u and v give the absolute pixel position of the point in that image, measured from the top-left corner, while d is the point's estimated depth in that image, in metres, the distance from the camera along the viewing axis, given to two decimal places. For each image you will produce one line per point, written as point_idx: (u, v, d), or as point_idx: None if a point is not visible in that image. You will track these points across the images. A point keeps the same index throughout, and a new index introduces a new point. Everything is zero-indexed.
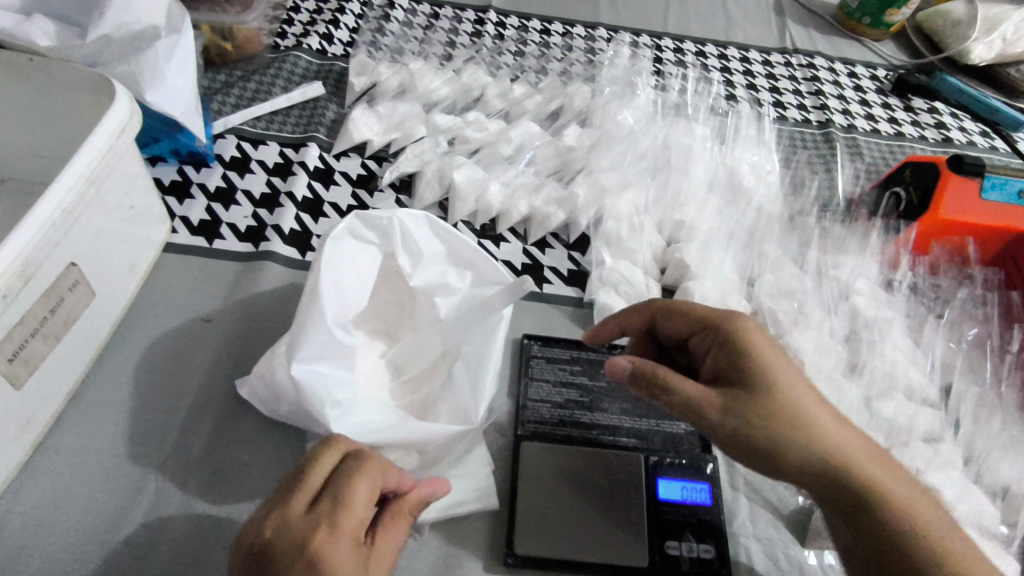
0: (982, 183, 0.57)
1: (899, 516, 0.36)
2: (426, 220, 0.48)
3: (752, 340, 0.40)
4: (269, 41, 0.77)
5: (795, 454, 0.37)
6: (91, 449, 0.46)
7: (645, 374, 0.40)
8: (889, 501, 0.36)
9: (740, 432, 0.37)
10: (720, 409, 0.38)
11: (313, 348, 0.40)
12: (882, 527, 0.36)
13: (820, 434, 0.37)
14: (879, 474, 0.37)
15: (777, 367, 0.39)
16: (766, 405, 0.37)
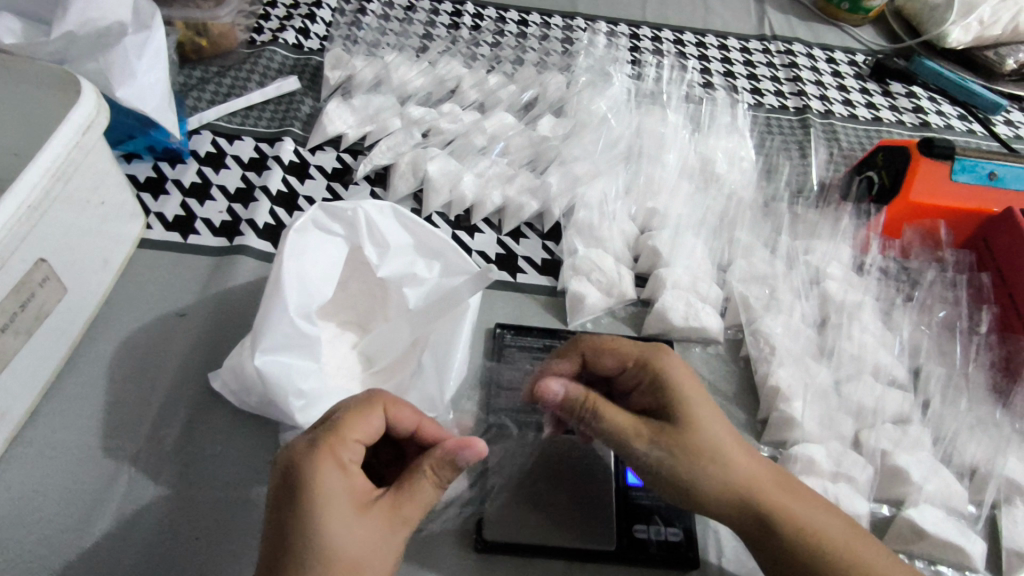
0: (952, 166, 0.58)
1: (814, 540, 0.38)
2: (392, 212, 0.48)
3: (676, 378, 0.41)
4: (245, 36, 0.77)
5: (717, 486, 0.38)
6: (64, 443, 0.47)
7: (577, 401, 0.41)
8: (805, 528, 0.38)
9: (664, 466, 0.38)
10: (648, 441, 0.39)
11: (276, 339, 0.40)
12: (797, 552, 0.38)
13: (740, 466, 0.39)
14: (794, 501, 0.39)
15: (698, 405, 0.40)
16: (692, 439, 0.38)
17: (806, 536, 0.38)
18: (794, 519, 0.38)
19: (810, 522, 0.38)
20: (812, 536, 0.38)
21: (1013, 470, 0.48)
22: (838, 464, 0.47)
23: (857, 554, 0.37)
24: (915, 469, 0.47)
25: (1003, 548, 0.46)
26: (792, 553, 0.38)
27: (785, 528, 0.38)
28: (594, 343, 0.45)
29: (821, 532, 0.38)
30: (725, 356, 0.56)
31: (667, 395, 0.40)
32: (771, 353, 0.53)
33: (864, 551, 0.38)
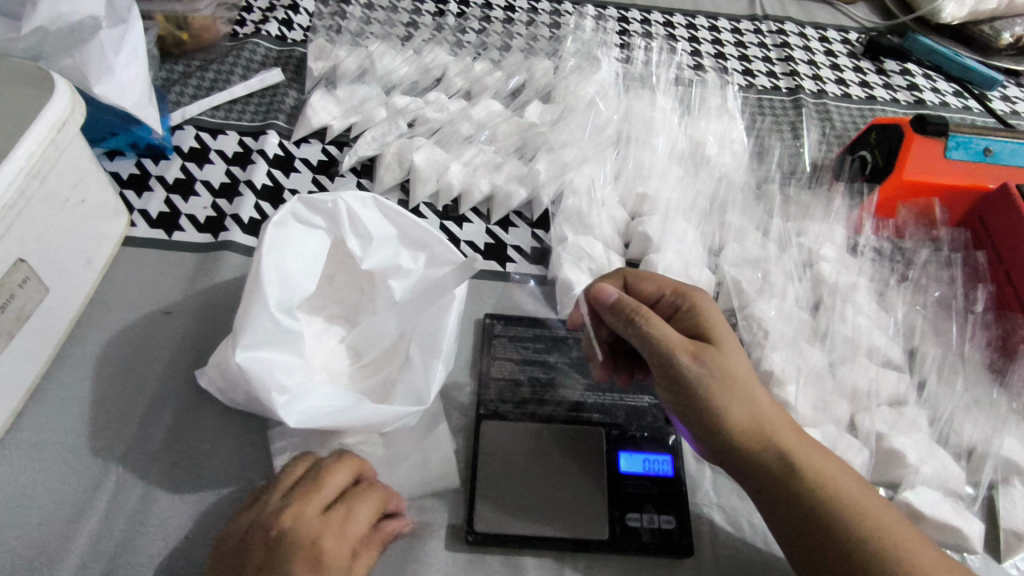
0: (946, 143, 0.57)
1: (834, 487, 0.37)
2: (373, 202, 0.47)
3: (716, 315, 0.42)
4: (227, 29, 0.76)
5: (747, 416, 0.38)
6: (49, 445, 0.46)
7: (628, 309, 0.41)
8: (825, 474, 0.38)
9: (704, 381, 0.39)
10: (692, 356, 0.39)
11: (257, 335, 0.40)
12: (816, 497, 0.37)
13: (769, 402, 0.39)
14: (814, 449, 0.39)
15: (733, 340, 0.41)
16: (730, 364, 0.39)
17: (826, 480, 0.38)
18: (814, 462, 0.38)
19: (828, 468, 0.38)
20: (830, 482, 0.38)
21: (1011, 450, 0.47)
22: (833, 448, 0.46)
23: (872, 507, 0.37)
24: (911, 451, 0.47)
25: (1002, 528, 0.45)
26: (811, 496, 0.37)
27: (806, 469, 0.38)
28: (633, 281, 0.46)
29: (838, 480, 0.38)
30: None
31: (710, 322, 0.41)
32: (763, 337, 0.51)
33: (879, 506, 0.38)
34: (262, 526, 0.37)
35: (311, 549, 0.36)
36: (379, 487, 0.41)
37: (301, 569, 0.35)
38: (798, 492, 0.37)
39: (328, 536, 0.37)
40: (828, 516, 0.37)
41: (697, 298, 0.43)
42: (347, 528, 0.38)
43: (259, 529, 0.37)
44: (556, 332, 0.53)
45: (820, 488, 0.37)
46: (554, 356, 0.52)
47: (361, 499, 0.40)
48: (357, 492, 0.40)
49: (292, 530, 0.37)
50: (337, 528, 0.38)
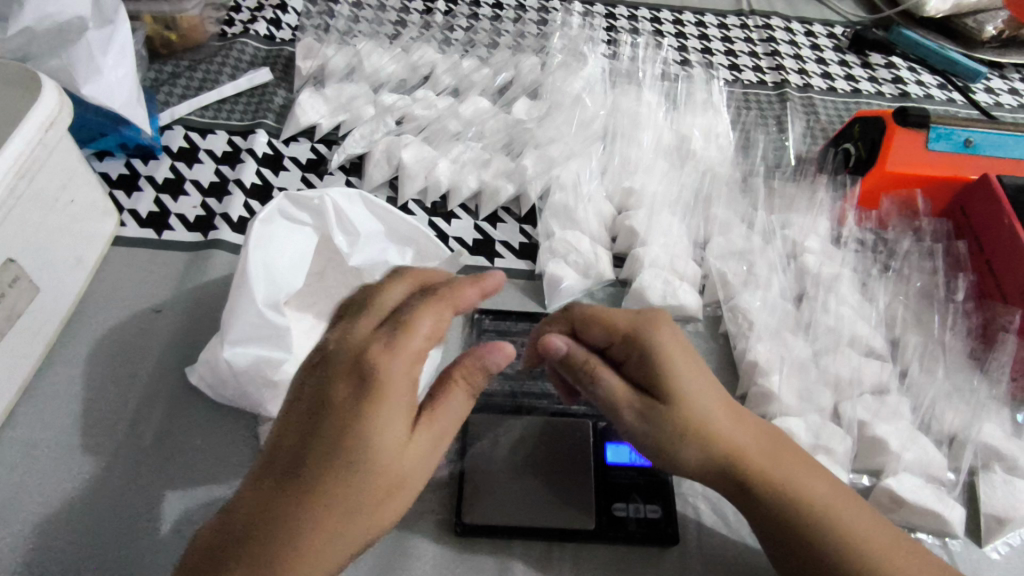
0: (927, 134, 0.57)
1: (803, 504, 0.37)
2: (361, 199, 0.48)
3: (670, 353, 0.38)
4: (216, 29, 0.76)
5: (700, 459, 0.38)
6: (41, 442, 0.46)
7: (578, 362, 0.40)
8: (793, 493, 0.37)
9: (651, 436, 0.38)
10: (637, 413, 0.38)
11: (244, 330, 0.41)
12: (786, 518, 0.37)
13: (728, 439, 0.38)
14: (784, 464, 0.38)
15: (688, 381, 0.38)
16: (680, 416, 0.37)
17: (794, 501, 0.37)
18: (782, 481, 0.38)
19: (800, 486, 0.38)
20: (799, 501, 0.37)
21: (991, 436, 0.48)
22: (817, 436, 0.47)
23: (843, 517, 0.37)
24: (893, 438, 0.47)
25: (982, 512, 0.46)
26: (776, 519, 0.37)
27: (771, 495, 0.38)
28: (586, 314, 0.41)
29: (810, 496, 0.37)
30: (704, 334, 0.55)
31: (659, 373, 0.37)
32: (749, 328, 0.53)
33: (852, 510, 0.38)
34: (317, 352, 0.35)
35: (352, 367, 0.33)
36: (435, 295, 0.36)
37: (343, 390, 0.32)
38: (765, 514, 0.38)
39: (372, 354, 0.33)
40: (799, 535, 0.37)
41: (648, 342, 0.38)
42: (395, 345, 0.33)
43: (314, 357, 0.35)
44: None
45: (787, 509, 0.37)
46: None
47: (414, 313, 0.35)
48: (412, 304, 0.36)
49: (339, 350, 0.34)
50: (385, 347, 0.33)
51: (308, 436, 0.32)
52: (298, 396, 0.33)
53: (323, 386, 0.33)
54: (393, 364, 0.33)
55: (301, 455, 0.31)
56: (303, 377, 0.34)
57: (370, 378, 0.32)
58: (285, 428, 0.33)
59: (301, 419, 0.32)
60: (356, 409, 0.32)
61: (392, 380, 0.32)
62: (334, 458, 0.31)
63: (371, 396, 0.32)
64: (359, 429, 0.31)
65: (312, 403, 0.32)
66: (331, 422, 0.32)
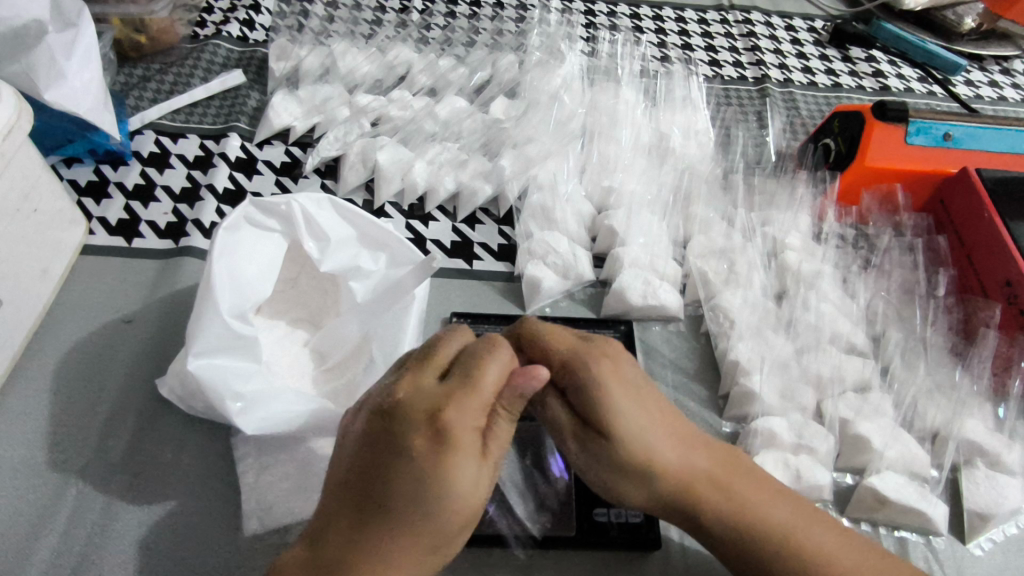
0: (907, 128, 0.57)
1: (758, 531, 0.36)
2: (330, 203, 0.47)
3: (606, 389, 0.35)
4: (187, 31, 0.75)
5: (642, 491, 0.37)
6: (7, 460, 0.45)
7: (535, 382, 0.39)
8: (747, 520, 0.37)
9: (593, 467, 0.37)
10: (576, 444, 0.37)
11: (210, 342, 0.40)
12: (731, 537, 0.37)
13: (676, 475, 0.36)
14: (738, 490, 0.37)
15: (627, 418, 0.35)
16: (618, 454, 0.35)
17: (750, 529, 0.37)
18: (737, 507, 0.37)
19: (754, 510, 0.37)
20: (756, 529, 0.37)
21: (973, 432, 0.48)
22: (799, 436, 0.47)
23: (805, 541, 0.36)
24: (876, 436, 0.47)
25: (966, 509, 0.46)
26: (729, 545, 0.37)
27: (724, 523, 0.37)
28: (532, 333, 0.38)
29: (757, 513, 0.37)
30: (686, 333, 0.55)
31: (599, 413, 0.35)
32: (731, 327, 0.52)
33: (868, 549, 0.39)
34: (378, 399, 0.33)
35: (427, 424, 0.30)
36: (489, 340, 0.34)
37: (422, 448, 0.30)
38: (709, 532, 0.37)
39: (444, 408, 0.31)
40: (743, 549, 0.37)
41: (592, 378, 0.35)
42: (465, 402, 0.31)
43: (376, 403, 0.32)
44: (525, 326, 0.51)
45: (745, 537, 0.37)
46: None
47: (481, 364, 0.33)
48: (474, 353, 0.33)
49: (408, 399, 0.32)
50: (456, 403, 0.31)
51: (379, 481, 0.31)
52: (364, 440, 0.32)
53: (393, 435, 0.31)
54: (463, 419, 0.31)
55: (376, 499, 0.31)
56: (364, 422, 0.32)
57: (446, 431, 0.30)
58: (355, 471, 0.32)
59: (370, 466, 0.31)
60: (439, 459, 0.30)
61: (468, 431, 0.31)
62: (417, 507, 0.30)
63: (449, 448, 0.30)
64: (438, 479, 0.30)
65: (381, 450, 0.31)
66: (410, 473, 0.30)
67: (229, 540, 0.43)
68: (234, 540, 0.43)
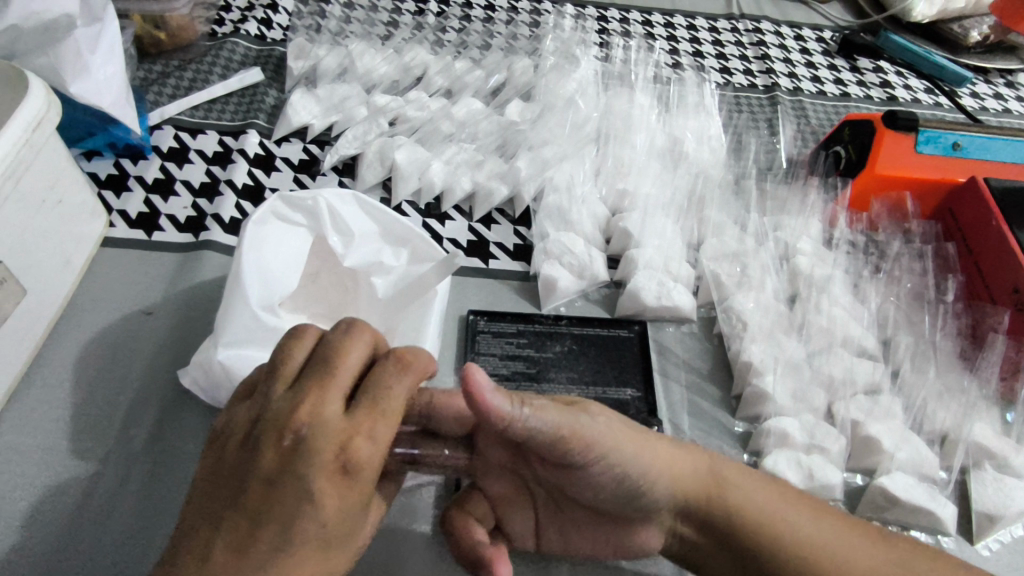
0: (916, 138, 0.58)
1: (756, 499, 0.38)
2: (354, 198, 0.48)
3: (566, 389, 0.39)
4: (206, 29, 0.76)
5: (657, 455, 0.38)
6: (32, 447, 0.45)
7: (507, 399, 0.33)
8: (742, 488, 0.39)
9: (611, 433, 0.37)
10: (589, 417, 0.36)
11: (236, 333, 0.40)
12: (741, 506, 0.38)
13: (670, 448, 0.39)
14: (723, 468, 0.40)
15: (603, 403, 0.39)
16: (616, 417, 0.38)
17: (752, 499, 0.38)
18: (731, 480, 0.39)
19: (729, 488, 0.39)
20: (757, 496, 0.39)
21: (981, 435, 0.49)
22: (811, 436, 0.48)
23: (772, 511, 0.38)
24: (886, 438, 0.48)
25: (974, 510, 0.46)
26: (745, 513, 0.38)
27: (726, 495, 0.38)
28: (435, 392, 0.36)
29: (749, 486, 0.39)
30: (698, 335, 0.56)
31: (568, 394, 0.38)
32: (743, 329, 0.53)
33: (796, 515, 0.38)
34: (268, 426, 0.28)
35: (336, 458, 0.28)
36: (402, 368, 0.31)
37: (326, 480, 0.28)
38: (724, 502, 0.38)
39: (355, 443, 0.29)
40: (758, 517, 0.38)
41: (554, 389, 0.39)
42: (375, 430, 0.30)
43: (272, 435, 0.28)
44: (538, 327, 0.52)
45: (730, 505, 0.38)
46: (537, 351, 0.51)
47: (388, 391, 0.30)
48: (377, 382, 0.30)
49: (312, 436, 0.28)
50: (367, 435, 0.29)
51: (262, 520, 0.27)
52: (254, 475, 0.28)
53: (299, 476, 0.27)
54: (374, 451, 0.29)
55: (262, 539, 0.27)
56: (256, 452, 0.28)
57: (358, 469, 0.29)
58: (230, 499, 0.28)
59: (268, 504, 0.27)
60: (340, 497, 0.29)
61: (376, 465, 0.30)
62: (307, 544, 0.28)
63: (357, 484, 0.29)
64: (340, 516, 0.29)
65: (274, 490, 0.27)
66: (307, 514, 0.28)
67: None
68: None
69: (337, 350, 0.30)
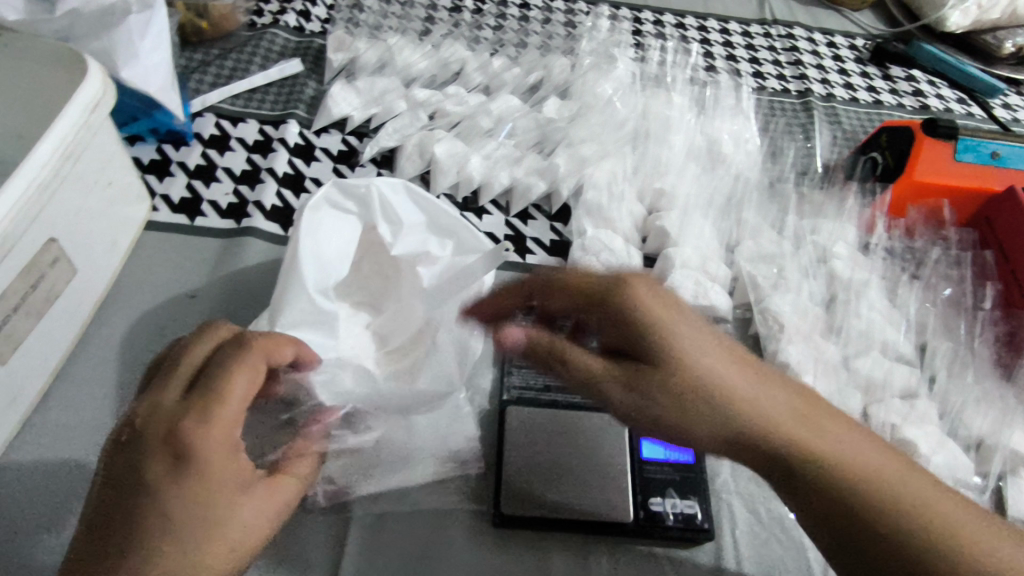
0: (955, 146, 0.59)
1: (845, 472, 0.34)
2: (404, 188, 0.49)
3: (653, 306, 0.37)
4: (245, 19, 0.77)
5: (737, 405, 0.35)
6: (79, 425, 0.46)
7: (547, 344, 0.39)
8: (833, 453, 0.35)
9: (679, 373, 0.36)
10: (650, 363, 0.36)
11: (296, 315, 0.42)
12: (827, 474, 0.34)
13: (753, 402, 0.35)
14: (816, 431, 0.35)
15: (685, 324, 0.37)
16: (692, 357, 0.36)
17: (841, 470, 0.34)
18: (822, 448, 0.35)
19: (813, 448, 0.35)
20: (848, 469, 0.34)
21: (1019, 443, 0.48)
22: None
23: (888, 476, 0.34)
24: (923, 442, 0.48)
25: (1011, 517, 0.46)
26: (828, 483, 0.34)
27: (809, 460, 0.34)
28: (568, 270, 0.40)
29: (843, 446, 0.35)
30: (734, 335, 0.56)
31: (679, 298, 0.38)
32: (780, 330, 0.53)
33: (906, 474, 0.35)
34: (137, 424, 0.34)
35: (166, 445, 0.33)
36: (245, 355, 0.36)
37: (159, 466, 0.32)
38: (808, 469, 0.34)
39: (185, 428, 0.33)
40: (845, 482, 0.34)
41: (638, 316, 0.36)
42: (204, 419, 0.34)
43: (118, 434, 0.34)
44: None
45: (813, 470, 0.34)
46: None
47: (223, 381, 0.35)
48: (216, 371, 0.35)
49: (147, 419, 0.34)
50: (194, 422, 0.34)
51: (144, 508, 0.32)
52: (119, 468, 0.33)
53: (134, 465, 0.33)
54: (208, 438, 0.34)
55: (144, 524, 0.32)
56: (117, 455, 0.33)
57: (188, 456, 0.33)
58: (120, 489, 0.32)
59: (112, 490, 0.32)
60: (180, 483, 0.33)
61: (208, 454, 0.33)
62: (161, 529, 0.32)
63: (191, 473, 0.33)
64: (187, 503, 0.33)
65: (122, 479, 0.32)
66: (149, 501, 0.32)
67: (296, 516, 0.44)
68: (303, 515, 0.44)
69: (178, 351, 0.37)
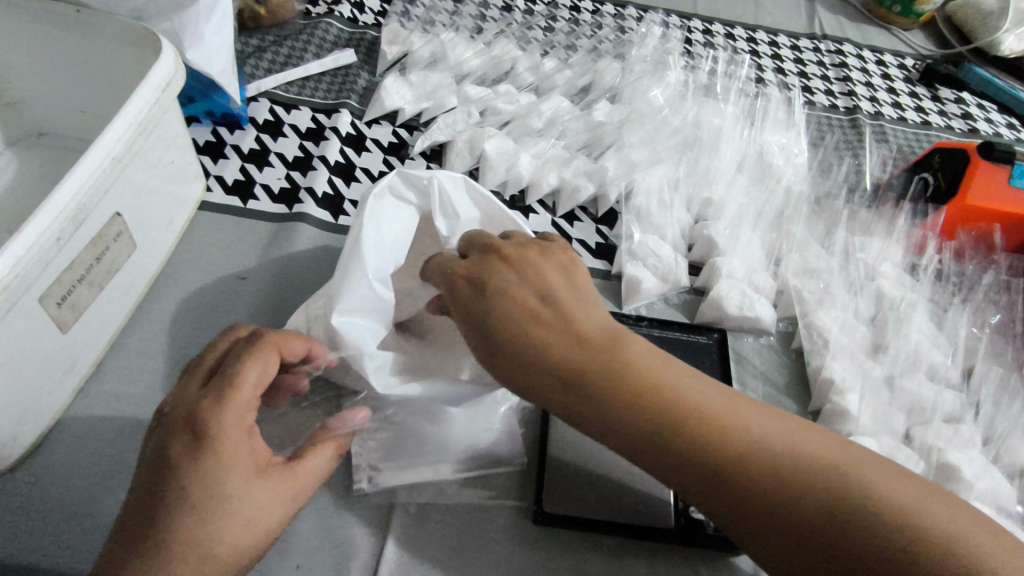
0: (1011, 170, 0.58)
1: (799, 462, 0.30)
2: (464, 183, 0.48)
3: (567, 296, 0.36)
4: (301, 8, 0.78)
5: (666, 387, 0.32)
6: (131, 396, 0.47)
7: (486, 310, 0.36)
8: (777, 446, 0.30)
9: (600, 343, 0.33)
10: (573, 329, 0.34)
11: (355, 301, 0.42)
12: (778, 465, 0.30)
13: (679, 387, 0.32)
14: (759, 426, 0.31)
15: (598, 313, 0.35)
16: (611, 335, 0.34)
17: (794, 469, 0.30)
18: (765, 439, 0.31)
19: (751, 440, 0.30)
20: (800, 459, 0.30)
21: None
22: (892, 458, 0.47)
23: (806, 447, 0.31)
24: (966, 466, 0.47)
25: None
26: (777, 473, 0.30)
27: (756, 450, 0.30)
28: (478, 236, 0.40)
29: (792, 443, 0.31)
30: (777, 348, 0.56)
31: (557, 269, 0.37)
32: (825, 346, 0.53)
33: (804, 433, 0.31)
34: (162, 413, 0.35)
35: (183, 424, 0.34)
36: (259, 344, 0.37)
37: (178, 446, 0.33)
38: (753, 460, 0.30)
39: (202, 409, 0.34)
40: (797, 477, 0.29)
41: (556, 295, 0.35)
42: (220, 400, 0.34)
43: (151, 423, 0.36)
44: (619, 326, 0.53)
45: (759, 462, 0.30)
46: None
47: (237, 366, 0.36)
48: (233, 359, 0.37)
49: (169, 409, 0.35)
50: (208, 404, 0.34)
51: (162, 485, 0.32)
52: (149, 452, 0.34)
53: (158, 446, 0.34)
54: (223, 416, 0.34)
55: (161, 500, 0.32)
56: (147, 441, 0.35)
57: (204, 433, 0.33)
58: (144, 471, 0.34)
59: (142, 473, 0.34)
60: (195, 463, 0.33)
61: (226, 432, 0.34)
62: (179, 505, 0.32)
63: (208, 450, 0.33)
64: (203, 482, 0.33)
65: (151, 460, 0.34)
66: (171, 477, 0.33)
67: (341, 501, 0.45)
68: (348, 500, 0.45)
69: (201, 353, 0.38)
